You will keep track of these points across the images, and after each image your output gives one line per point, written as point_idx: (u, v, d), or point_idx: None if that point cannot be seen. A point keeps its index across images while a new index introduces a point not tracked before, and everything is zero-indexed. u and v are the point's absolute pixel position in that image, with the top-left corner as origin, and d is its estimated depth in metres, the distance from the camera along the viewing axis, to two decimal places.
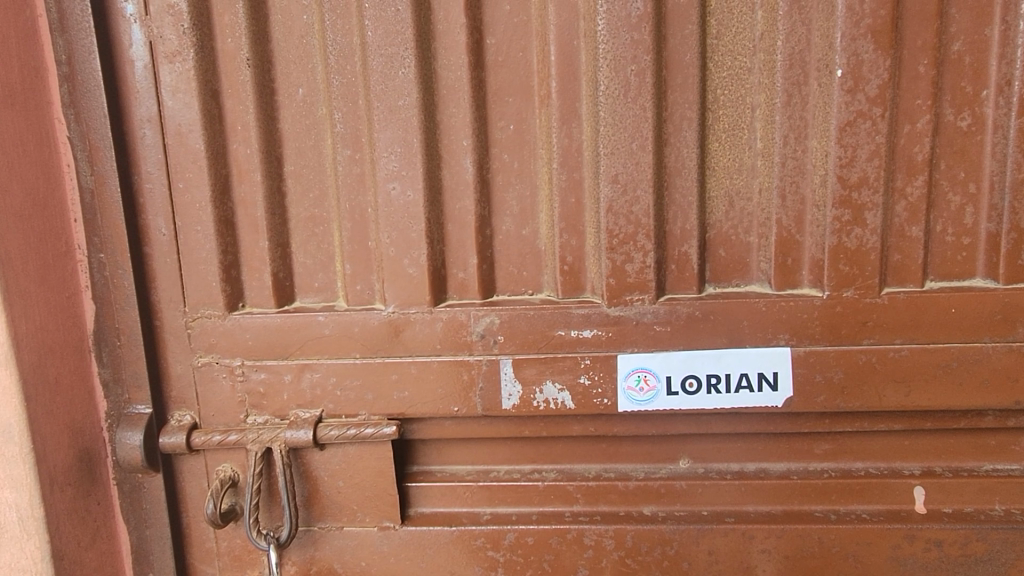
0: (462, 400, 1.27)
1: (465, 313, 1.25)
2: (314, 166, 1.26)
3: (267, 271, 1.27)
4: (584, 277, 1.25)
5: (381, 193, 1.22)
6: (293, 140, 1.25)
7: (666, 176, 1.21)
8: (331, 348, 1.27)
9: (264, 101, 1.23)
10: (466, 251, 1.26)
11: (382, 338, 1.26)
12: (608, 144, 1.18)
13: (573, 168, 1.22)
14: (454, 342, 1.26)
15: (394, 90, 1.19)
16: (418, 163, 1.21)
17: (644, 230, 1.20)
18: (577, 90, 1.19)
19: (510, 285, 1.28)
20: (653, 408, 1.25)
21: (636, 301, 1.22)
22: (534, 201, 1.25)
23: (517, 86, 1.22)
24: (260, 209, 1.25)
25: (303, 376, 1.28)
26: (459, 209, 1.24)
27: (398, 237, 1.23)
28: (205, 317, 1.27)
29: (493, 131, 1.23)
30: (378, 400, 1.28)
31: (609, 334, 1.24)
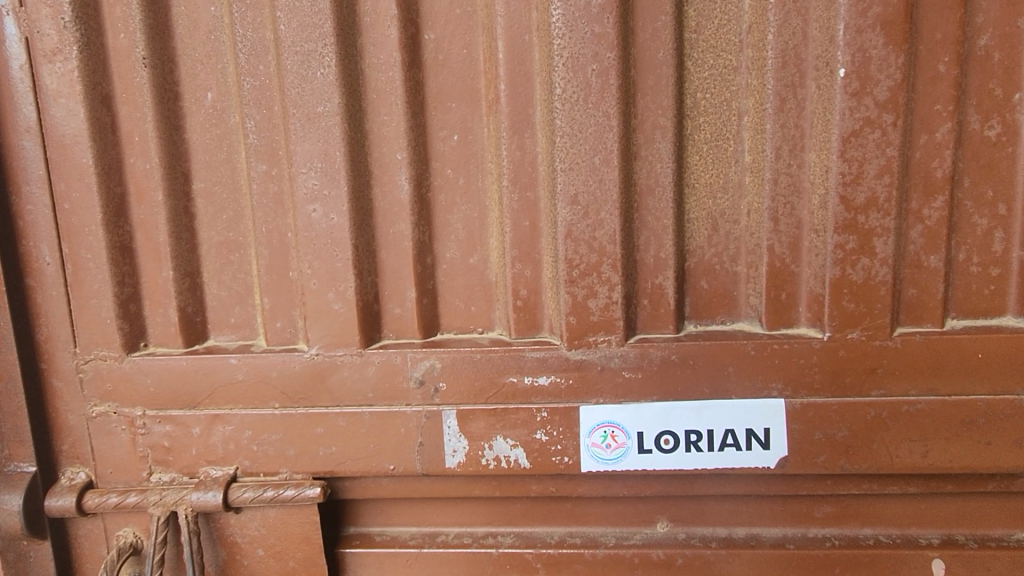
0: (399, 457, 1.08)
1: (401, 357, 1.06)
2: (227, 184, 1.08)
3: (173, 306, 1.09)
4: (542, 314, 1.07)
5: (301, 216, 1.04)
6: (202, 153, 1.08)
7: (636, 196, 1.02)
8: (246, 396, 1.09)
9: (165, 107, 1.05)
10: (404, 283, 1.07)
11: (305, 385, 1.08)
12: (566, 158, 0.99)
13: (526, 186, 1.03)
14: (388, 390, 1.07)
15: (313, 95, 1.00)
16: (343, 180, 1.02)
17: (610, 260, 1.01)
18: (530, 94, 1.01)
19: (457, 321, 1.10)
20: (623, 468, 1.06)
21: (601, 343, 1.03)
22: (482, 224, 1.07)
23: (460, 90, 1.03)
24: (162, 234, 1.07)
25: (214, 428, 1.10)
26: (394, 233, 1.06)
27: (321, 267, 1.05)
28: (100, 360, 1.09)
29: (434, 142, 1.05)
30: (302, 456, 1.09)
31: (569, 382, 1.05)
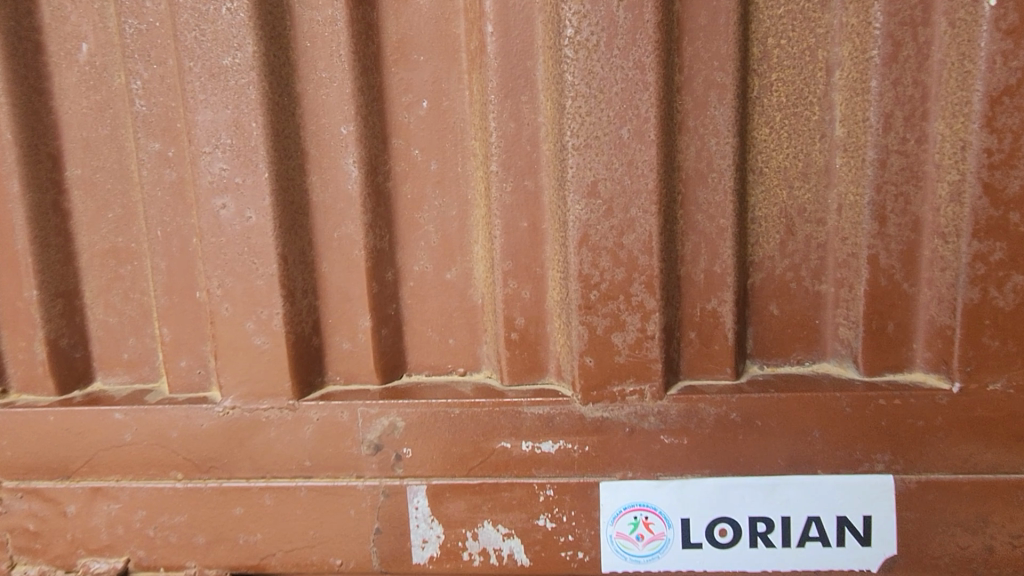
0: (347, 550, 0.78)
1: (348, 412, 0.76)
2: (111, 170, 0.79)
3: (39, 337, 0.80)
4: (545, 351, 0.76)
5: (204, 214, 0.73)
6: (75, 127, 0.79)
7: (680, 185, 0.71)
8: (138, 462, 0.79)
9: (20, 63, 0.76)
10: (353, 307, 0.77)
11: (217, 449, 0.78)
12: (579, 131, 0.68)
13: (523, 172, 0.72)
14: (331, 457, 0.77)
15: (218, 43, 0.70)
16: (261, 163, 0.72)
17: (642, 276, 0.70)
18: (527, 39, 0.70)
19: (429, 358, 0.80)
20: (661, 570, 0.75)
21: (629, 396, 0.73)
22: (462, 225, 0.77)
23: (429, 37, 0.74)
24: (21, 238, 0.78)
25: (95, 506, 0.80)
26: (339, 239, 0.75)
27: (234, 286, 0.74)
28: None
29: (393, 111, 0.75)
30: (214, 547, 0.79)
31: (585, 449, 0.74)
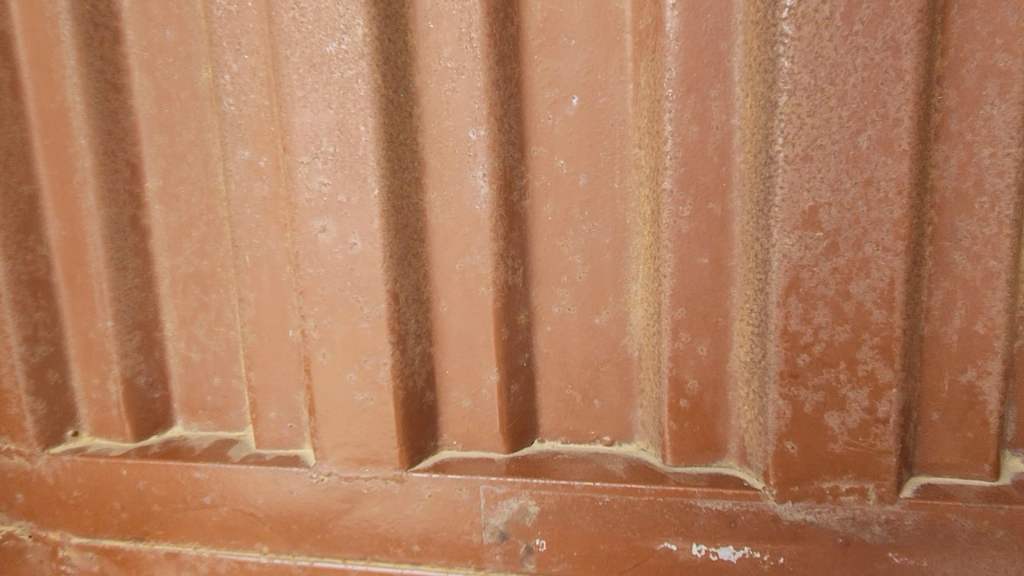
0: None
1: (468, 490, 0.60)
2: (196, 182, 0.67)
3: (116, 375, 0.69)
4: (724, 423, 0.58)
5: (298, 238, 0.59)
6: (156, 132, 0.67)
7: (932, 213, 0.51)
8: (219, 530, 0.67)
9: (95, 55, 0.64)
10: (477, 358, 0.61)
11: (309, 521, 0.64)
12: (797, 138, 0.49)
13: (706, 192, 0.54)
14: (443, 543, 0.62)
15: (321, 24, 0.55)
16: (369, 176, 0.57)
17: (876, 338, 0.51)
18: (722, 14, 0.52)
19: (566, 422, 0.64)
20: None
21: (844, 497, 0.54)
22: (618, 258, 0.60)
23: (584, 16, 0.57)
24: (96, 261, 0.67)
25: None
26: (462, 272, 0.60)
27: (332, 329, 0.60)
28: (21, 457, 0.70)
29: (535, 113, 0.59)
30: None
31: (778, 561, 0.56)
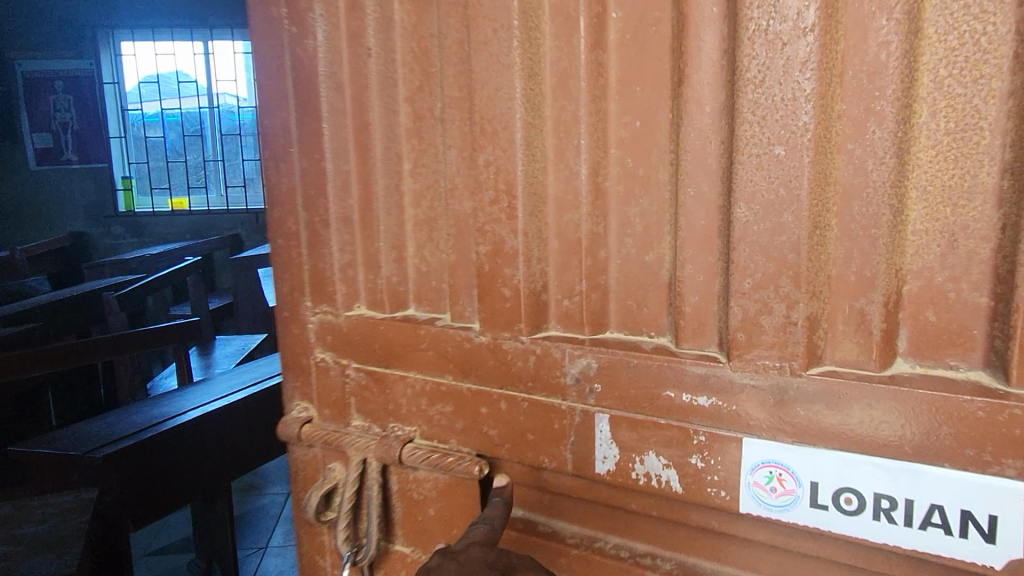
0: (548, 452, 1.06)
1: (558, 350, 1.03)
2: (428, 166, 1.15)
3: (382, 274, 1.22)
4: (712, 323, 0.94)
5: (480, 197, 1.06)
6: (408, 135, 1.16)
7: (835, 196, 0.83)
8: (428, 365, 1.17)
9: (382, 94, 1.16)
10: (574, 273, 1.04)
11: (473, 362, 1.12)
12: (744, 148, 0.85)
13: (703, 179, 0.91)
14: (544, 381, 1.05)
15: (497, 80, 1.01)
16: (516, 164, 1.02)
17: (789, 270, 0.84)
18: (714, 72, 0.88)
19: (625, 320, 1.03)
20: (795, 523, 0.89)
21: (771, 369, 0.88)
22: (658, 219, 0.97)
23: (642, 70, 0.95)
24: (376, 209, 1.20)
25: (399, 390, 1.21)
26: (567, 221, 1.02)
27: (493, 249, 1.06)
28: (321, 322, 1.27)
29: (612, 128, 0.98)
30: (465, 432, 1.14)
31: (731, 407, 0.91)
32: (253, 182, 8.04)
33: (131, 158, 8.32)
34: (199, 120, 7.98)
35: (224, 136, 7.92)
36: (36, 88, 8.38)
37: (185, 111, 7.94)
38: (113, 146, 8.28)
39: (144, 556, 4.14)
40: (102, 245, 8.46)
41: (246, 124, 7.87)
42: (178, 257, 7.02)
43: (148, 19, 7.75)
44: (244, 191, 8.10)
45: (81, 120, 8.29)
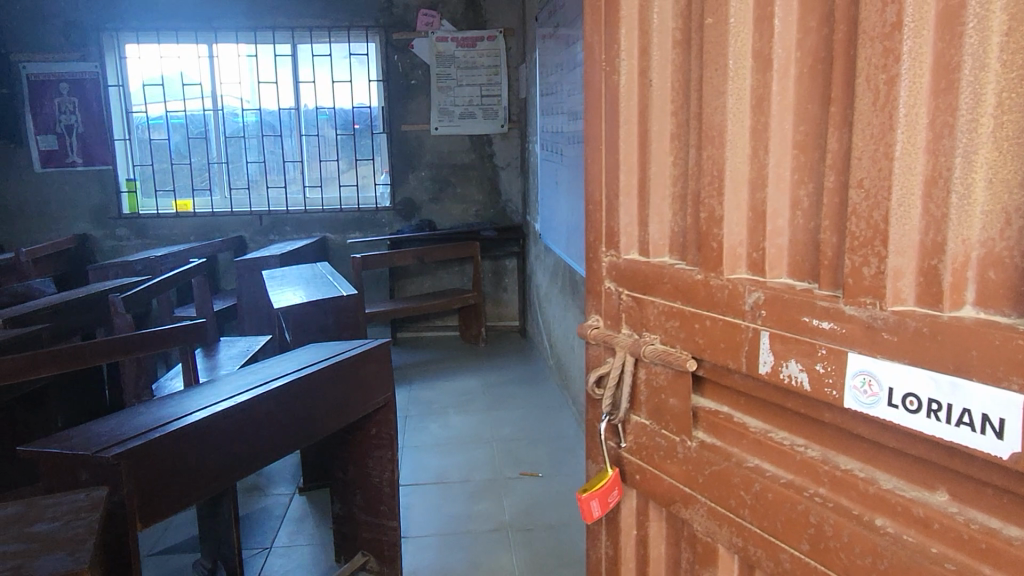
0: (728, 359, 0.99)
1: (743, 285, 0.96)
2: (666, 158, 1.10)
3: None
4: (766, 259, 0.96)
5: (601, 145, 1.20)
6: (647, 123, 1.11)
7: (856, 136, 0.82)
8: (597, 272, 1.24)
9: (630, 84, 1.13)
10: (665, 209, 1.12)
11: (630, 269, 1.16)
12: (799, 94, 0.90)
13: (761, 122, 0.94)
14: (730, 303, 0.98)
15: (617, 42, 1.14)
16: (628, 114, 1.14)
17: (825, 205, 0.88)
18: (773, 19, 0.91)
19: (793, 269, 0.94)
20: (880, 420, 0.81)
21: (868, 305, 0.81)
22: (714, 163, 1.00)
23: (713, 15, 0.97)
24: (626, 192, 1.16)
25: (641, 308, 1.13)
26: (660, 161, 1.11)
27: (608, 191, 1.19)
28: (608, 259, 1.21)
29: (693, 75, 1.03)
30: (677, 336, 1.06)
31: (821, 319, 0.86)
32: (220, 166, 6.62)
33: (134, 158, 6.60)
34: (206, 124, 6.56)
35: (227, 138, 6.58)
36: (39, 93, 6.43)
37: (189, 113, 6.51)
38: (118, 150, 6.55)
39: (149, 555, 3.48)
40: (105, 248, 6.66)
41: (249, 127, 6.58)
42: (184, 258, 6.02)
43: (173, 14, 6.32)
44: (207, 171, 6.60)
45: (85, 122, 6.46)
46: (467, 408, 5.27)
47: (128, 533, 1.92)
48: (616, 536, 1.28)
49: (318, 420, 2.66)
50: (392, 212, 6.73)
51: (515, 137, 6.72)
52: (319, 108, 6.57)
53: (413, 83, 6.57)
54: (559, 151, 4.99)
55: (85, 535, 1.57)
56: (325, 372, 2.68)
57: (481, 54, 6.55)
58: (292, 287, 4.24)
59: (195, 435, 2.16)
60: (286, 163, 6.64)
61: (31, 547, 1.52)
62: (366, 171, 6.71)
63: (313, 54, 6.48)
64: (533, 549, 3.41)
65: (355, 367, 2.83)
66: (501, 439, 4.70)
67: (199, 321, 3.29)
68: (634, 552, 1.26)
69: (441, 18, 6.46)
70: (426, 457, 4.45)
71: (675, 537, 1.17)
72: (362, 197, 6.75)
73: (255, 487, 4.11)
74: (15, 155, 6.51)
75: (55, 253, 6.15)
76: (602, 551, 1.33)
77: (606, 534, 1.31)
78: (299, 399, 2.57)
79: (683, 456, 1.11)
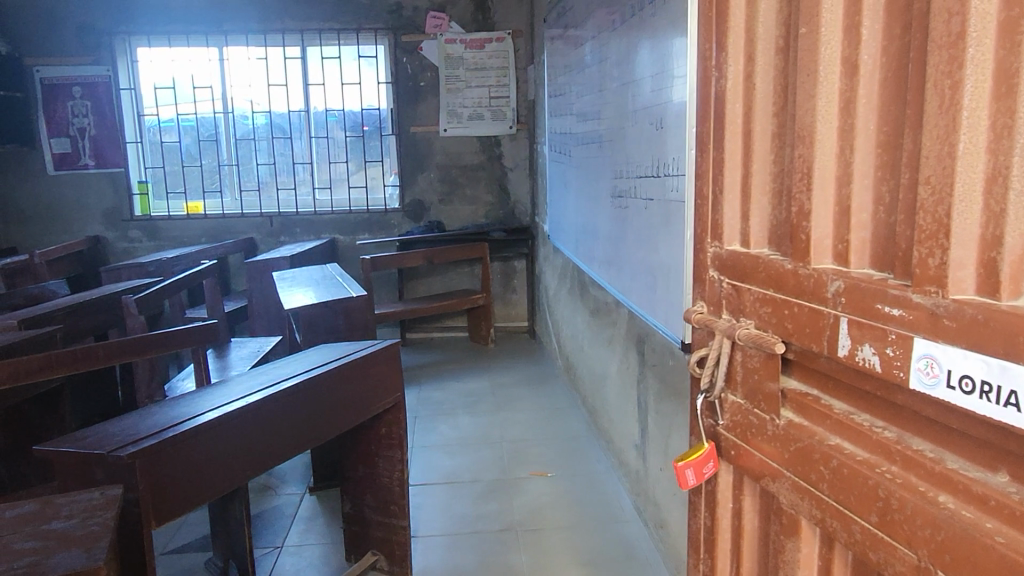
0: (812, 343, 1.08)
1: (827, 275, 1.05)
2: (768, 156, 1.20)
3: None
4: (853, 251, 1.04)
5: (710, 144, 1.30)
6: (750, 123, 1.21)
7: (926, 137, 0.89)
8: (704, 263, 1.36)
9: (735, 88, 1.23)
10: (763, 204, 1.22)
11: (732, 261, 1.27)
12: (883, 98, 0.98)
13: (848, 124, 1.03)
14: (816, 292, 1.07)
15: (725, 50, 1.24)
16: (734, 115, 1.24)
17: (905, 200, 0.96)
18: (861, 30, 1.00)
19: (875, 261, 1.02)
20: (941, 401, 0.88)
21: (932, 294, 0.88)
22: (807, 162, 1.09)
23: (808, 25, 1.07)
24: (729, 187, 1.27)
25: (739, 296, 1.25)
26: (762, 159, 1.21)
27: (715, 186, 1.30)
28: (712, 250, 1.33)
29: (790, 80, 1.13)
30: (769, 322, 1.17)
31: (890, 307, 0.93)
32: (231, 169, 6.74)
33: (146, 161, 6.70)
34: (217, 126, 6.67)
35: (237, 140, 6.69)
36: (52, 96, 6.56)
37: (200, 116, 6.62)
38: (130, 153, 6.65)
39: (162, 552, 3.58)
40: (118, 250, 6.78)
41: (259, 130, 6.68)
42: (195, 259, 6.11)
43: (183, 18, 6.43)
44: (216, 174, 6.74)
45: (98, 125, 6.58)
46: (475, 409, 5.36)
47: (144, 529, 2.01)
48: (714, 507, 1.39)
49: (325, 426, 2.76)
50: (402, 214, 6.83)
51: (523, 138, 6.81)
52: (329, 110, 6.67)
53: (422, 85, 6.67)
54: (569, 153, 5.08)
55: (100, 532, 1.67)
56: (332, 373, 2.78)
57: (490, 57, 6.64)
58: (322, 287, 4.31)
59: (209, 433, 2.26)
60: (297, 164, 6.74)
61: (48, 545, 1.62)
62: (375, 173, 6.81)
63: (323, 55, 6.59)
64: (539, 548, 3.50)
65: (361, 368, 2.94)
66: (509, 440, 4.79)
67: (210, 324, 3.33)
68: (730, 523, 1.37)
69: (449, 21, 6.55)
70: (435, 457, 4.55)
71: (767, 508, 1.27)
72: (371, 199, 6.85)
73: (266, 487, 4.21)
74: (30, 158, 6.64)
75: (68, 255, 6.24)
76: (701, 521, 1.45)
77: (705, 505, 1.43)
78: (308, 404, 2.68)
79: (771, 433, 1.20)
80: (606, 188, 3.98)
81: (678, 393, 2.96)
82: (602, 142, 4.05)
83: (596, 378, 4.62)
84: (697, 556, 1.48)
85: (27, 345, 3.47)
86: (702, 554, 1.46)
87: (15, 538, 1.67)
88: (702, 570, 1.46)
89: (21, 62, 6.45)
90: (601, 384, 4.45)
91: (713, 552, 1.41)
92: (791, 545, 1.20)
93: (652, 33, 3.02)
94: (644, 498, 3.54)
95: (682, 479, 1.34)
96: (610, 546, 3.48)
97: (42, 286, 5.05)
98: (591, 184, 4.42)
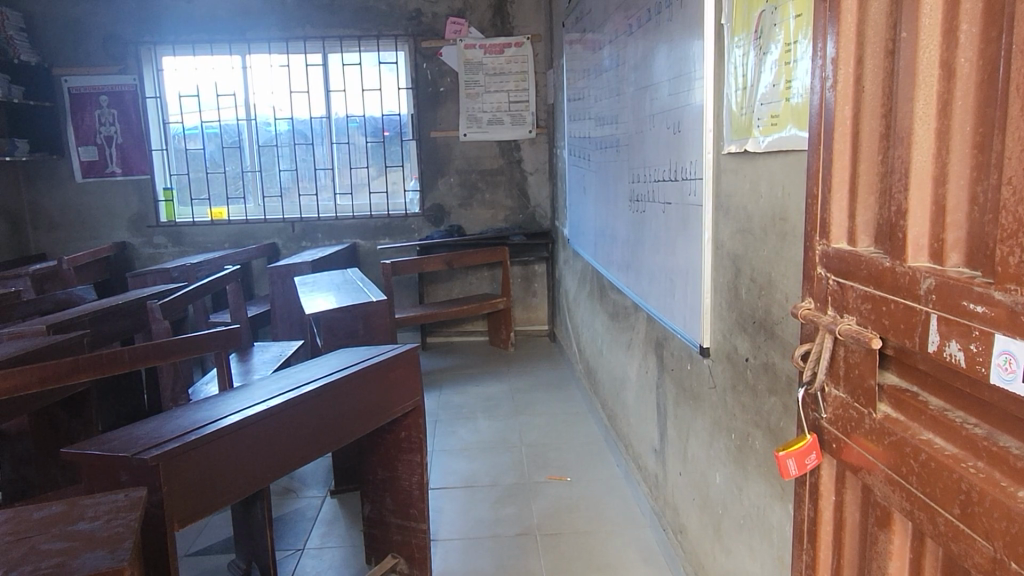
0: (906, 339, 1.12)
1: (922, 273, 1.09)
2: (875, 155, 1.24)
3: None
4: (949, 250, 1.08)
5: (822, 145, 1.35)
6: (858, 123, 1.26)
7: (1010, 139, 0.94)
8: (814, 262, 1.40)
9: (844, 90, 1.28)
10: (868, 205, 1.27)
11: (839, 260, 1.32)
12: (975, 101, 1.03)
13: (944, 128, 1.08)
14: (911, 290, 1.11)
15: (835, 54, 1.29)
16: (846, 118, 1.29)
17: (992, 203, 1.00)
18: (955, 36, 1.04)
19: (968, 261, 1.06)
20: (1019, 395, 0.92)
21: (1012, 292, 0.92)
22: (907, 164, 1.14)
23: (910, 31, 1.12)
24: (837, 188, 1.32)
25: (843, 293, 1.30)
26: (870, 163, 1.26)
27: (825, 189, 1.35)
28: (821, 247, 1.38)
29: (895, 83, 1.17)
30: (870, 318, 1.22)
31: (975, 305, 0.97)
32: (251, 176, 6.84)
33: (171, 168, 6.83)
34: (240, 133, 6.78)
35: (260, 147, 6.81)
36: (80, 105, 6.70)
37: (223, 123, 6.74)
38: (155, 160, 6.79)
39: (186, 555, 3.65)
40: (144, 255, 6.91)
41: (281, 136, 6.78)
42: (219, 264, 6.17)
43: (206, 27, 6.54)
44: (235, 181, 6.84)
45: (124, 133, 6.72)
46: (495, 413, 5.41)
47: (167, 531, 2.07)
48: (817, 499, 1.44)
49: (348, 431, 2.80)
50: (422, 218, 6.89)
51: (543, 142, 6.84)
52: (350, 116, 6.77)
53: (441, 90, 6.75)
54: (587, 157, 5.12)
55: (123, 533, 1.69)
56: (356, 377, 2.82)
57: (509, 61, 6.69)
58: (351, 289, 4.41)
59: (232, 437, 2.31)
60: (318, 170, 6.83)
61: (73, 546, 1.64)
62: (396, 178, 6.88)
63: (344, 63, 6.69)
64: (558, 552, 3.54)
65: (382, 372, 2.97)
66: (528, 444, 4.82)
67: (234, 328, 3.38)
68: (831, 516, 1.41)
69: (469, 26, 6.62)
70: (455, 460, 4.61)
71: (865, 500, 1.32)
72: (391, 204, 6.92)
73: (287, 490, 4.29)
74: (58, 166, 6.77)
75: (95, 261, 6.38)
76: (805, 512, 1.49)
77: (809, 496, 1.47)
78: (332, 408, 2.72)
79: (871, 426, 1.25)
80: (623, 191, 4.03)
81: (696, 397, 2.98)
82: (619, 146, 4.11)
83: (614, 382, 4.63)
84: (800, 547, 1.53)
85: (54, 350, 3.56)
86: (805, 545, 1.50)
87: (40, 538, 1.69)
88: (805, 560, 1.51)
89: (49, 71, 6.59)
90: (619, 389, 4.46)
91: (815, 543, 1.46)
92: (888, 537, 1.24)
93: (669, 37, 3.07)
94: (662, 504, 3.55)
95: (783, 468, 1.39)
96: (630, 551, 3.51)
97: (69, 292, 4.97)
98: (609, 187, 4.46)
